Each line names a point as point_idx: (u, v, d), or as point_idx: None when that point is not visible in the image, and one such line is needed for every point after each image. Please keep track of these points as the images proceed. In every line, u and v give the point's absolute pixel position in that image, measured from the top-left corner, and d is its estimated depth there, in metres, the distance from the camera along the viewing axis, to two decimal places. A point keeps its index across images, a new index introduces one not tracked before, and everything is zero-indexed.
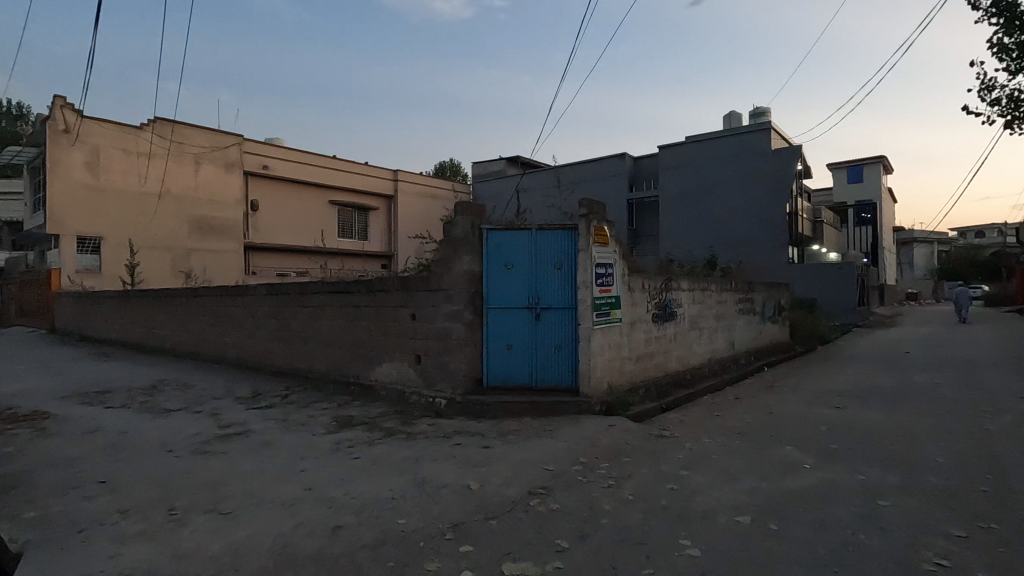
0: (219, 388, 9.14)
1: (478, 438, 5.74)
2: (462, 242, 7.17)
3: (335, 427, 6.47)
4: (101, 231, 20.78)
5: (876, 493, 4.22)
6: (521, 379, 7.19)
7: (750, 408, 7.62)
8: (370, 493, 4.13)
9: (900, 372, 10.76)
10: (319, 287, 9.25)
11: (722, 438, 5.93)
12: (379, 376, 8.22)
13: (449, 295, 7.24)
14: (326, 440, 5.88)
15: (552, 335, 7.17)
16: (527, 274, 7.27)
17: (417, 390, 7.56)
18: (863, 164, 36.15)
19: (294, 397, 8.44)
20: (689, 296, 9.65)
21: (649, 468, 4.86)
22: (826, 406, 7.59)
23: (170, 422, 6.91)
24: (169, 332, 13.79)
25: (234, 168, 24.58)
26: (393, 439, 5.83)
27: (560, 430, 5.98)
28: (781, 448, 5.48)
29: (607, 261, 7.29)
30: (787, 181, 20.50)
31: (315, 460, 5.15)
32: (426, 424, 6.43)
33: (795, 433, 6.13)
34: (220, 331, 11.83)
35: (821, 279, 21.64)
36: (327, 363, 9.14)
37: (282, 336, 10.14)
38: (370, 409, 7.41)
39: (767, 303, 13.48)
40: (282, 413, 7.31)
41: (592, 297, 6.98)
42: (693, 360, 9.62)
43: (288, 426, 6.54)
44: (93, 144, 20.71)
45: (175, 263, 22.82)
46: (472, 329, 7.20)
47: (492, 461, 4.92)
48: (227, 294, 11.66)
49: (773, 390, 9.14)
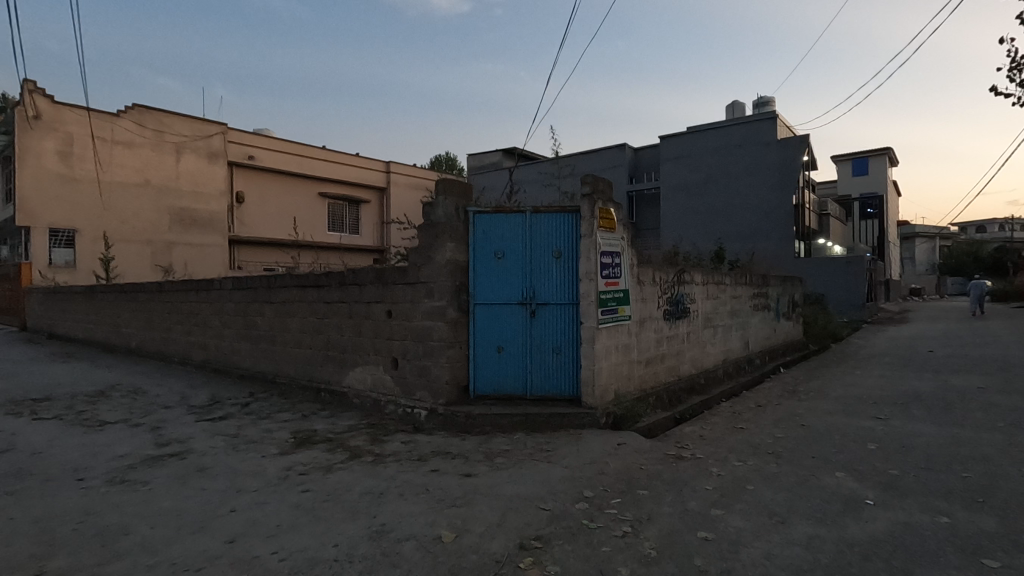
0: (174, 395, 8.09)
1: (459, 462, 4.72)
2: (444, 227, 6.11)
3: (292, 446, 5.44)
4: (76, 223, 19.65)
5: (977, 549, 3.21)
6: (514, 388, 6.18)
7: (777, 419, 6.61)
8: (307, 551, 3.11)
9: (932, 374, 9.76)
10: (288, 281, 8.23)
11: (755, 461, 4.91)
12: (352, 381, 7.19)
13: (430, 289, 6.21)
14: (274, 465, 4.84)
15: (549, 335, 6.17)
16: (520, 264, 6.23)
17: (394, 399, 6.55)
18: (869, 156, 34.96)
19: (255, 405, 7.42)
20: (702, 290, 8.63)
21: (672, 506, 3.84)
22: (865, 417, 6.58)
23: (99, 439, 5.84)
24: (134, 330, 12.74)
25: (218, 158, 23.35)
26: (356, 463, 4.80)
27: (560, 451, 4.97)
28: (830, 475, 4.48)
29: (613, 249, 6.25)
30: (793, 171, 19.46)
31: (252, 495, 4.10)
32: (400, 443, 5.41)
33: (842, 452, 5.12)
34: (187, 330, 10.78)
35: (832, 273, 20.62)
36: (296, 366, 8.10)
37: (248, 336, 9.11)
38: (338, 422, 6.37)
39: (780, 298, 12.44)
40: (235, 427, 6.27)
41: (597, 291, 5.95)
42: (707, 362, 8.60)
43: (236, 445, 5.50)
44: (67, 131, 19.51)
45: (155, 258, 21.71)
46: (457, 328, 6.16)
47: (473, 497, 3.90)
48: (193, 289, 10.60)
49: (796, 396, 8.14)
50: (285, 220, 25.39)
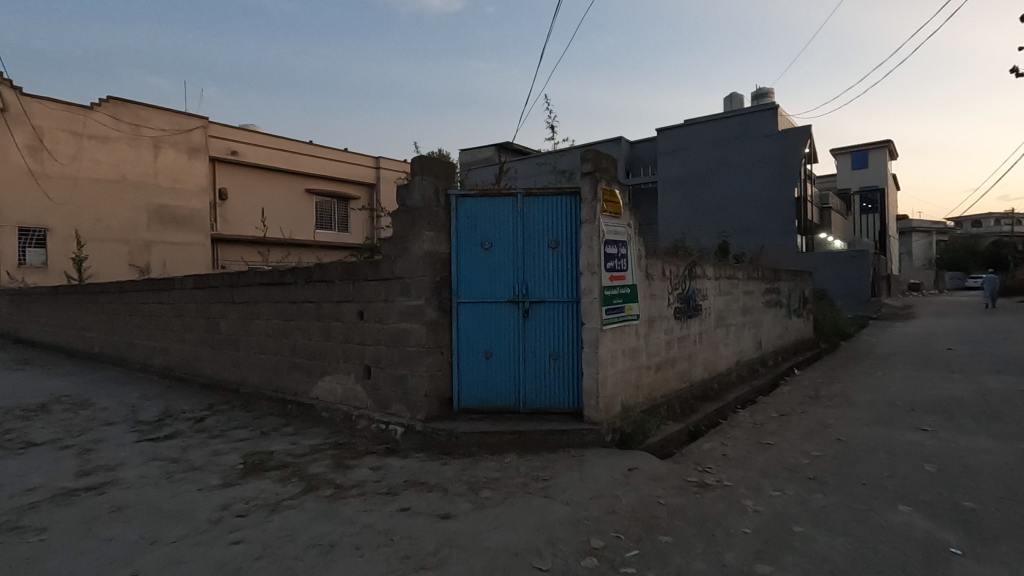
0: (123, 409, 7.16)
1: (437, 497, 3.85)
2: (422, 212, 5.23)
3: (241, 473, 4.56)
4: (47, 221, 18.58)
5: None
6: (505, 400, 5.31)
7: (808, 432, 5.76)
8: None
9: (962, 375, 8.94)
10: (252, 278, 7.32)
11: (797, 489, 4.05)
12: (320, 393, 6.31)
13: (406, 286, 5.33)
14: (211, 501, 3.96)
15: (544, 338, 5.31)
16: (510, 256, 5.35)
17: (367, 414, 5.67)
18: (869, 149, 34.32)
19: (210, 420, 6.49)
20: (714, 286, 7.78)
21: (705, 561, 2.98)
22: (908, 428, 5.75)
23: (13, 466, 4.91)
24: (97, 334, 11.79)
25: (199, 153, 22.05)
26: (312, 498, 3.93)
27: (560, 480, 4.10)
28: (895, 510, 3.63)
29: (619, 237, 5.37)
30: (795, 163, 18.60)
31: (168, 549, 3.22)
32: (370, 469, 4.54)
33: (899, 476, 4.28)
34: (148, 334, 9.84)
35: (837, 268, 19.85)
36: (261, 374, 7.20)
37: (211, 341, 8.20)
38: (300, 441, 5.48)
39: (792, 294, 11.61)
40: (179, 448, 5.36)
41: (600, 286, 5.06)
42: (719, 365, 7.77)
43: (172, 474, 4.59)
44: (36, 125, 18.41)
45: (132, 257, 20.52)
46: (438, 331, 5.28)
47: (448, 552, 3.03)
48: (153, 289, 9.67)
49: (820, 402, 7.32)
50: (265, 217, 23.98)
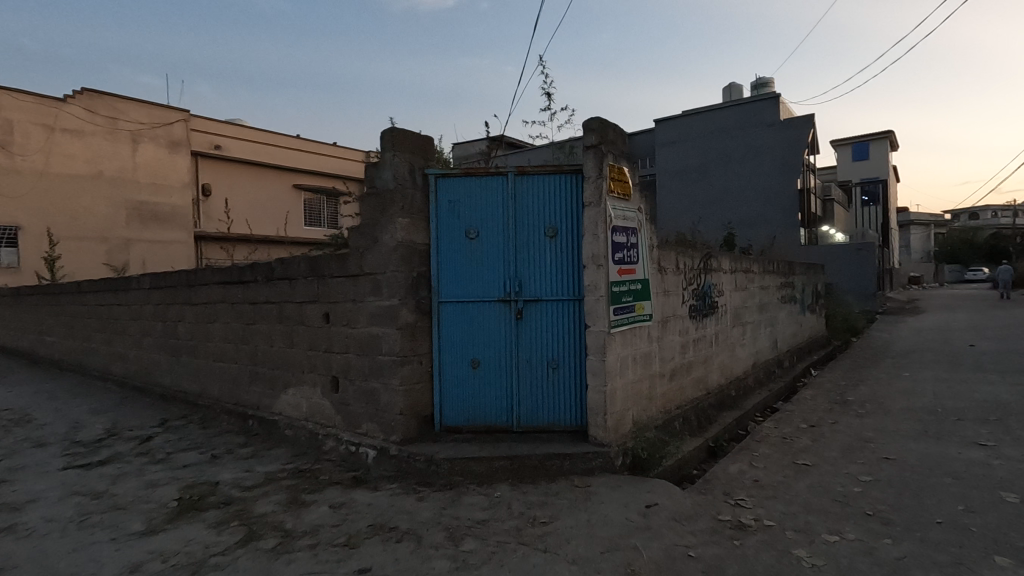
0: (63, 426, 6.30)
1: (407, 551, 3.03)
2: (394, 195, 4.39)
3: (173, 514, 3.73)
4: (18, 219, 17.39)
5: None
6: (496, 417, 4.50)
7: (848, 449, 4.96)
8: None
9: (999, 377, 8.13)
10: (210, 275, 6.46)
11: (859, 533, 3.25)
12: (283, 407, 5.47)
13: (377, 284, 4.50)
14: (123, 558, 3.12)
15: (541, 342, 4.50)
16: (499, 247, 4.53)
17: (334, 433, 4.85)
18: (869, 140, 33.43)
19: (158, 439, 5.64)
20: (730, 281, 6.97)
21: None
22: (964, 443, 4.96)
23: None
24: (57, 340, 10.89)
25: (180, 147, 20.97)
26: (249, 553, 3.10)
27: (563, 525, 3.27)
28: (996, 567, 2.81)
29: (628, 223, 4.55)
30: (800, 153, 17.82)
31: None
32: (330, 507, 3.71)
33: (983, 513, 3.46)
34: (106, 339, 8.96)
35: (844, 261, 19.05)
36: (220, 385, 6.35)
37: (168, 347, 7.35)
38: (255, 468, 4.64)
39: (804, 290, 10.79)
40: (111, 478, 4.52)
41: (607, 282, 4.24)
42: (736, 368, 6.95)
43: (87, 516, 3.74)
44: (5, 118, 17.22)
45: (110, 256, 19.42)
46: (416, 337, 4.46)
47: None
48: (110, 289, 8.79)
49: (851, 410, 6.52)
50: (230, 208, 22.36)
